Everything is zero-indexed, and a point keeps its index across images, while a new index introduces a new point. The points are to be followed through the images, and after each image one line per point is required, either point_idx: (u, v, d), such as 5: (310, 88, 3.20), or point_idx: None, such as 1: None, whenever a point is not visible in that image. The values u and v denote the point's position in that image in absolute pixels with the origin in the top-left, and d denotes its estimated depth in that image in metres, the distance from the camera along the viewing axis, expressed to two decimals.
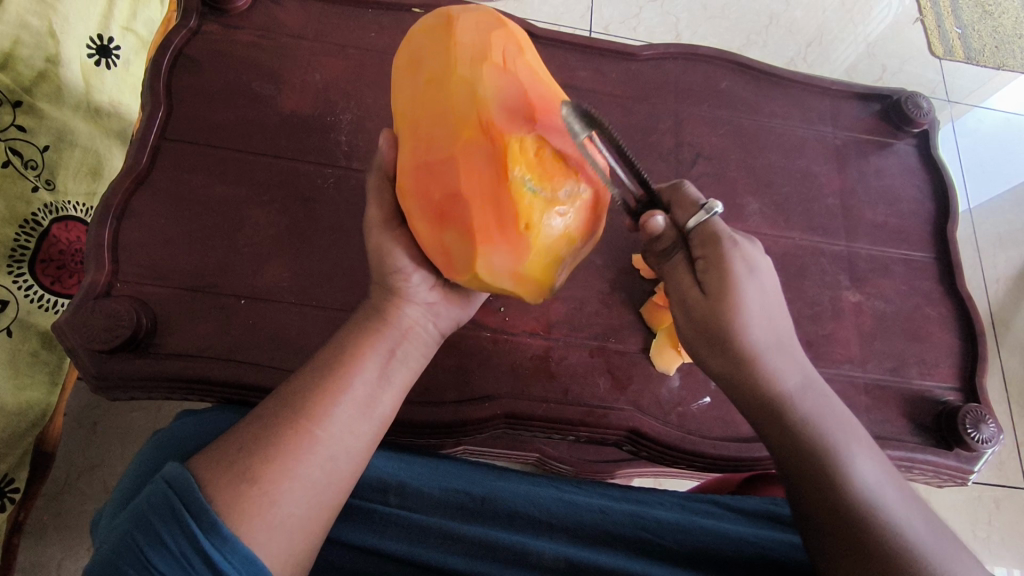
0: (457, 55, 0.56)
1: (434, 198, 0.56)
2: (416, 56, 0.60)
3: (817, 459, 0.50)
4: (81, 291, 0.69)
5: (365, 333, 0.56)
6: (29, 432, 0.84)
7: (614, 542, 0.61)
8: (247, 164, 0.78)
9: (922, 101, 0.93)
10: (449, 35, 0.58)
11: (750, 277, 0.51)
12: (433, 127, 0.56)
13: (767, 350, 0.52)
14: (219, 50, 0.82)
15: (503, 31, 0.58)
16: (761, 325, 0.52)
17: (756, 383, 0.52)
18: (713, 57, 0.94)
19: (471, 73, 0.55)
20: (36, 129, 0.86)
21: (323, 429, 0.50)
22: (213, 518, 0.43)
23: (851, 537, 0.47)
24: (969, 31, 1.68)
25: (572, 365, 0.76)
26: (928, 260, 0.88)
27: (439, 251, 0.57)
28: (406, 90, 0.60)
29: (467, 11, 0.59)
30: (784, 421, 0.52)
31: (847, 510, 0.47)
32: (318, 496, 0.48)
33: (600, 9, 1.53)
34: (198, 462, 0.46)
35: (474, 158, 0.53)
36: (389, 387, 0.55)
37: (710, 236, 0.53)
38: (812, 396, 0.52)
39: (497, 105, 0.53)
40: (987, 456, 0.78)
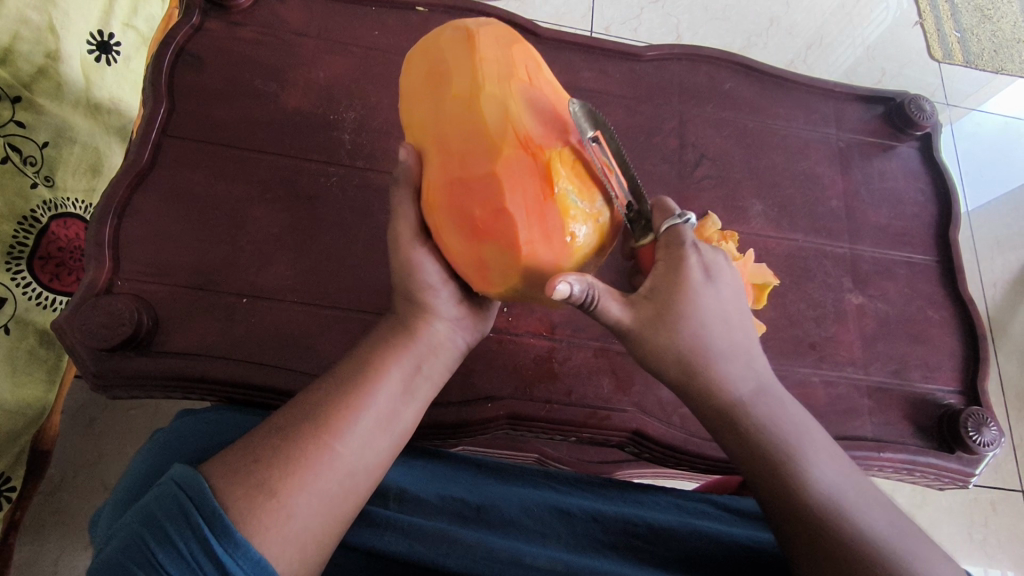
0: (483, 70, 0.55)
1: (470, 213, 0.54)
2: (433, 69, 0.58)
3: (775, 460, 0.50)
4: (82, 289, 0.68)
5: (392, 348, 0.57)
6: (26, 430, 0.84)
7: (614, 542, 0.60)
8: (250, 162, 0.77)
9: (925, 104, 0.93)
10: (472, 50, 0.56)
11: (703, 284, 0.53)
12: (465, 142, 0.54)
13: (719, 356, 0.53)
14: (222, 47, 0.81)
15: (522, 47, 0.58)
16: (717, 331, 0.53)
17: (711, 388, 0.53)
18: (717, 58, 0.94)
19: (503, 89, 0.54)
20: (35, 124, 0.85)
21: (342, 444, 0.50)
22: (227, 524, 0.43)
23: (811, 532, 0.47)
24: (968, 35, 1.68)
25: (575, 366, 0.76)
26: (930, 263, 0.88)
27: (472, 265, 0.56)
28: (425, 105, 0.58)
29: (483, 26, 0.59)
30: (738, 424, 0.52)
31: (809, 507, 0.48)
32: (332, 509, 0.48)
33: (601, 9, 1.53)
34: (213, 469, 0.46)
35: (514, 172, 0.52)
36: (410, 403, 0.56)
37: (674, 240, 0.54)
38: (768, 402, 0.53)
39: (532, 120, 0.54)
40: (988, 459, 0.78)
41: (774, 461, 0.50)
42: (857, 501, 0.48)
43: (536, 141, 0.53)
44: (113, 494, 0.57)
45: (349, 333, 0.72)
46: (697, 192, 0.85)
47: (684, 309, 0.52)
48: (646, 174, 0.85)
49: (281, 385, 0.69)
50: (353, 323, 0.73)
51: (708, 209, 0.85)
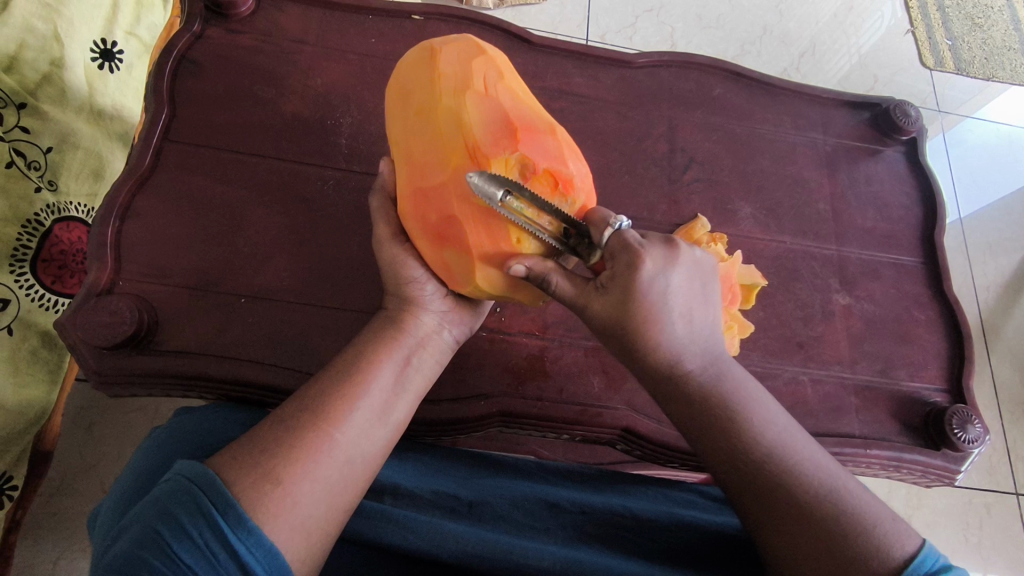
0: (440, 85, 0.60)
1: (431, 220, 0.59)
2: (402, 88, 0.64)
3: (723, 427, 0.51)
4: (84, 290, 0.70)
5: (384, 343, 0.59)
6: (28, 430, 0.85)
7: (608, 533, 0.62)
8: (248, 166, 0.79)
9: (910, 110, 0.95)
10: (433, 68, 0.61)
11: (654, 279, 0.52)
12: (425, 154, 0.59)
13: (671, 340, 0.53)
14: (222, 55, 0.83)
15: (482, 57, 0.62)
16: (668, 318, 0.53)
17: (661, 365, 0.54)
18: (707, 65, 0.96)
19: (456, 101, 0.58)
20: (39, 130, 0.87)
21: (341, 432, 0.51)
22: (240, 511, 0.44)
23: (760, 504, 0.48)
24: (959, 43, 1.71)
25: (566, 365, 0.77)
26: (916, 264, 0.89)
27: (439, 266, 0.61)
28: (396, 121, 0.63)
29: (447, 44, 0.63)
30: (688, 399, 0.53)
31: (758, 478, 0.48)
32: (337, 497, 0.49)
33: (596, 18, 1.56)
34: (219, 461, 0.47)
35: (464, 182, 0.57)
36: (402, 395, 0.57)
37: (618, 245, 0.53)
38: (717, 378, 0.53)
39: (480, 128, 0.57)
40: (974, 456, 0.79)
41: (725, 433, 0.51)
42: (806, 467, 0.48)
43: (483, 150, 0.56)
44: (113, 491, 0.59)
45: (345, 331, 0.74)
46: (688, 195, 0.87)
47: (633, 300, 0.52)
48: (637, 177, 0.87)
49: (277, 383, 0.70)
50: (348, 322, 0.74)
51: (698, 211, 0.87)
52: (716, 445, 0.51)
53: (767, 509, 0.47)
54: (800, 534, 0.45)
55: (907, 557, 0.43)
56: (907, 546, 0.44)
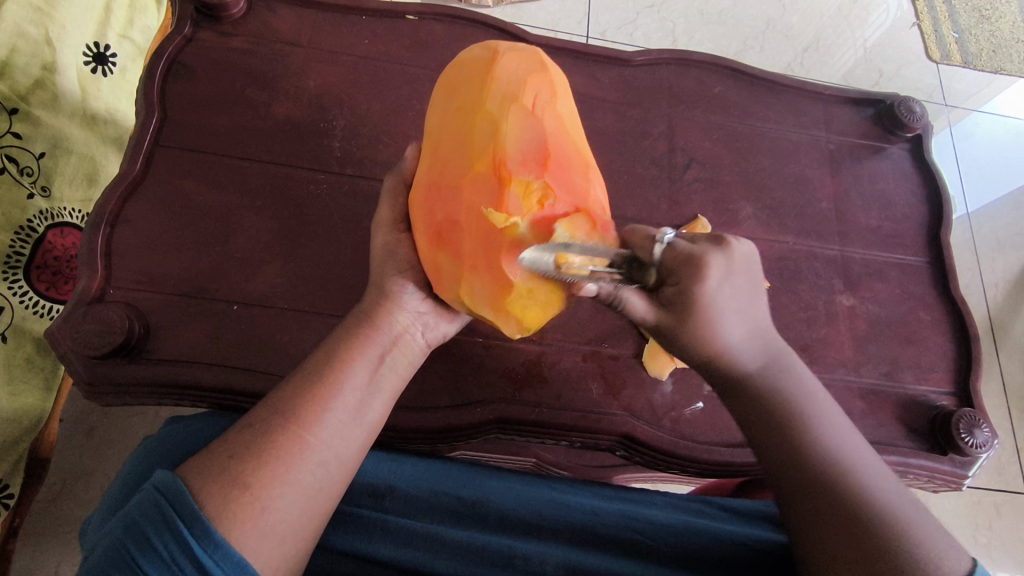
0: (490, 88, 0.58)
1: (436, 219, 0.58)
2: (454, 81, 0.63)
3: (785, 425, 0.52)
4: (74, 297, 0.69)
5: (357, 340, 0.57)
6: (24, 437, 0.84)
7: (605, 542, 0.61)
8: (240, 170, 0.78)
9: (915, 106, 0.93)
10: (489, 70, 0.59)
11: (717, 290, 0.51)
12: (452, 154, 0.58)
13: (735, 345, 0.53)
14: (214, 57, 0.82)
15: (541, 73, 0.60)
16: (728, 320, 0.52)
17: (730, 364, 0.54)
18: (707, 63, 0.94)
19: (499, 110, 0.57)
20: (31, 136, 0.86)
21: (314, 434, 0.51)
22: (205, 523, 0.44)
23: (816, 501, 0.48)
24: (966, 35, 1.68)
25: (564, 371, 0.76)
26: (922, 264, 0.88)
27: (430, 266, 0.59)
28: (437, 114, 0.63)
29: (513, 49, 0.61)
30: (756, 395, 0.53)
31: (816, 479, 0.49)
32: (310, 500, 0.49)
33: (597, 15, 1.54)
34: (188, 469, 0.47)
35: (478, 191, 0.56)
36: (377, 395, 0.56)
37: (674, 260, 0.51)
38: (781, 376, 0.54)
39: (514, 145, 0.56)
40: (982, 461, 0.77)
41: (788, 433, 0.51)
42: (864, 474, 0.49)
43: (510, 167, 0.55)
44: (102, 501, 0.59)
45: None
46: (688, 196, 0.86)
47: (698, 312, 0.51)
48: (636, 178, 0.86)
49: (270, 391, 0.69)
50: None
51: (698, 212, 0.85)
52: (774, 447, 0.52)
53: (823, 508, 0.48)
54: (849, 537, 0.46)
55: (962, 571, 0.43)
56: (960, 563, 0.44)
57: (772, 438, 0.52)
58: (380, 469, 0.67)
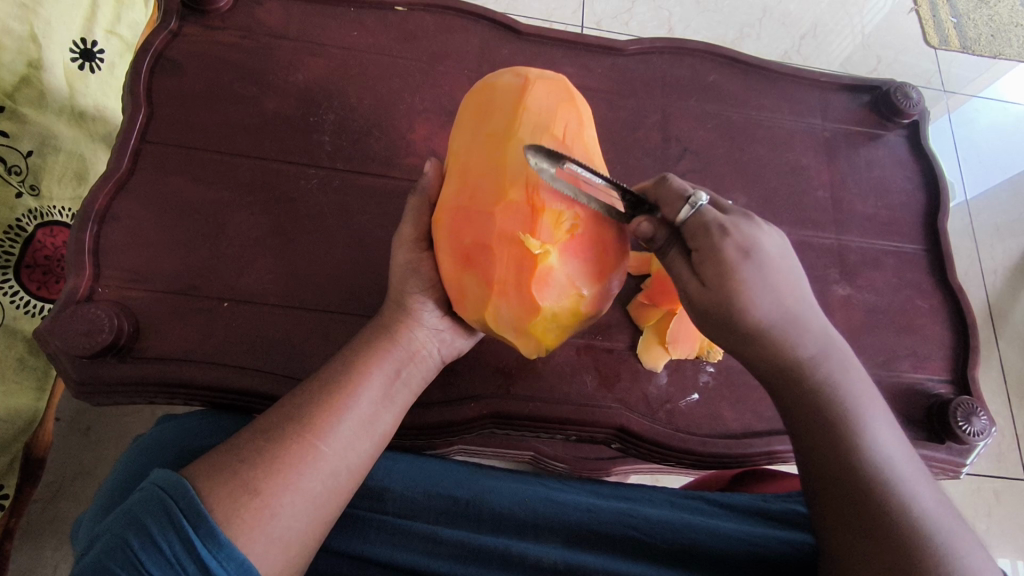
0: (522, 116, 0.58)
1: (464, 240, 0.57)
2: (483, 105, 0.62)
3: (836, 424, 0.49)
4: (62, 297, 0.68)
5: (374, 352, 0.57)
6: (19, 436, 0.84)
7: (602, 540, 0.61)
8: (229, 166, 0.77)
9: (912, 91, 0.92)
10: (521, 97, 0.60)
11: (743, 262, 0.49)
12: (482, 179, 0.58)
13: (774, 325, 0.50)
14: (201, 52, 0.81)
15: (569, 106, 0.61)
16: (761, 301, 0.49)
17: (778, 355, 0.51)
18: (701, 51, 0.93)
19: (532, 138, 0.57)
20: (19, 133, 0.85)
21: (327, 444, 0.51)
22: (211, 523, 0.44)
23: (862, 505, 0.47)
24: (964, 20, 1.67)
25: (559, 364, 0.75)
26: (919, 252, 0.87)
27: (455, 287, 0.59)
28: (463, 139, 0.62)
29: (542, 78, 0.62)
30: (808, 393, 0.51)
31: (862, 481, 0.47)
32: (318, 509, 0.49)
33: (591, 5, 1.52)
34: (196, 471, 0.47)
35: (510, 219, 0.55)
36: (390, 406, 0.56)
37: (702, 227, 0.50)
38: (829, 361, 0.51)
39: (547, 171, 0.56)
40: (980, 449, 0.76)
41: (839, 444, 0.49)
42: (908, 489, 0.47)
43: (543, 195, 0.55)
44: (95, 501, 0.58)
45: (331, 335, 0.72)
46: None
47: (731, 280, 0.49)
48: (630, 169, 0.85)
49: (263, 388, 0.69)
50: (333, 325, 0.73)
51: None
52: (823, 451, 0.50)
53: (853, 519, 0.47)
54: (887, 554, 0.44)
55: None
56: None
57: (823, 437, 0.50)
58: (379, 467, 0.66)
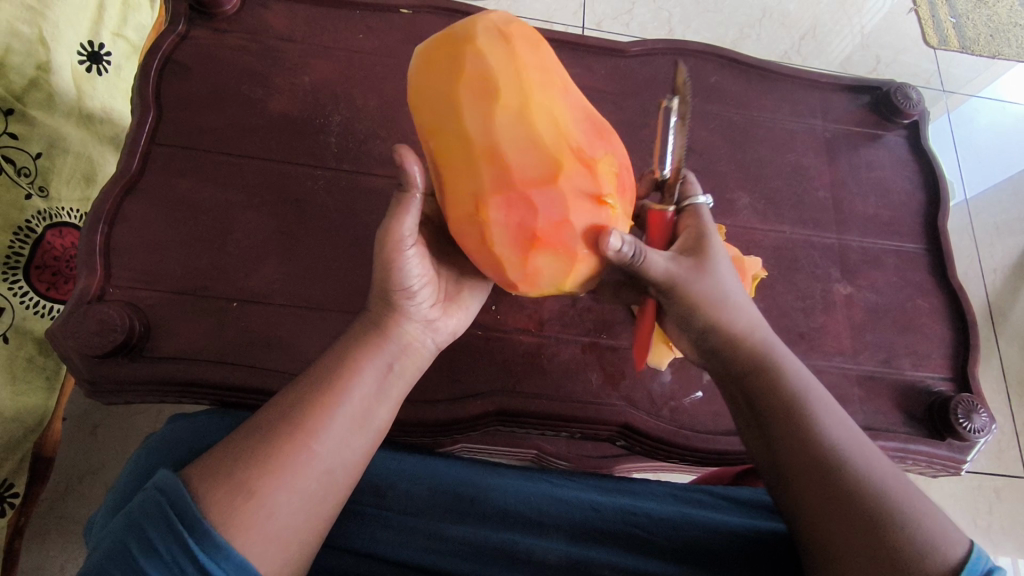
0: (525, 76, 0.56)
1: (528, 222, 0.55)
2: (466, 69, 0.56)
3: (796, 403, 0.54)
4: (74, 297, 0.69)
5: (366, 346, 0.58)
6: (27, 437, 0.85)
7: (603, 538, 0.62)
8: (236, 167, 0.78)
9: (912, 92, 0.93)
10: (512, 54, 0.56)
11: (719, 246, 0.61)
12: (519, 152, 0.55)
13: (739, 307, 0.59)
14: (208, 55, 0.82)
15: (546, 51, 0.60)
16: (725, 275, 0.59)
17: (741, 337, 0.59)
18: (703, 52, 0.94)
19: (546, 96, 0.56)
20: (28, 136, 0.86)
21: (320, 443, 0.51)
22: (206, 525, 0.44)
23: (825, 486, 0.49)
24: (963, 20, 1.68)
25: (563, 362, 0.76)
26: (919, 251, 0.88)
27: (524, 269, 0.57)
28: (465, 106, 0.55)
29: (510, 28, 0.59)
30: (768, 374, 0.56)
31: (826, 453, 0.51)
32: (314, 506, 0.50)
33: (592, 6, 1.53)
34: (193, 472, 0.47)
35: (574, 181, 0.55)
36: (382, 402, 0.57)
37: (694, 219, 0.62)
38: (782, 353, 0.59)
39: (576, 131, 0.57)
40: (980, 446, 0.77)
41: (801, 419, 0.53)
42: (867, 461, 0.51)
43: (587, 152, 0.56)
44: (108, 497, 0.59)
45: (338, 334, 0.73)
46: None
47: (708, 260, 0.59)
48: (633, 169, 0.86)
49: (271, 387, 0.70)
50: (340, 324, 0.74)
51: None
52: (787, 428, 0.53)
53: (823, 488, 0.49)
54: (856, 524, 0.46)
55: (959, 560, 0.44)
56: (958, 550, 0.44)
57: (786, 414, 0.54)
58: (383, 465, 0.67)
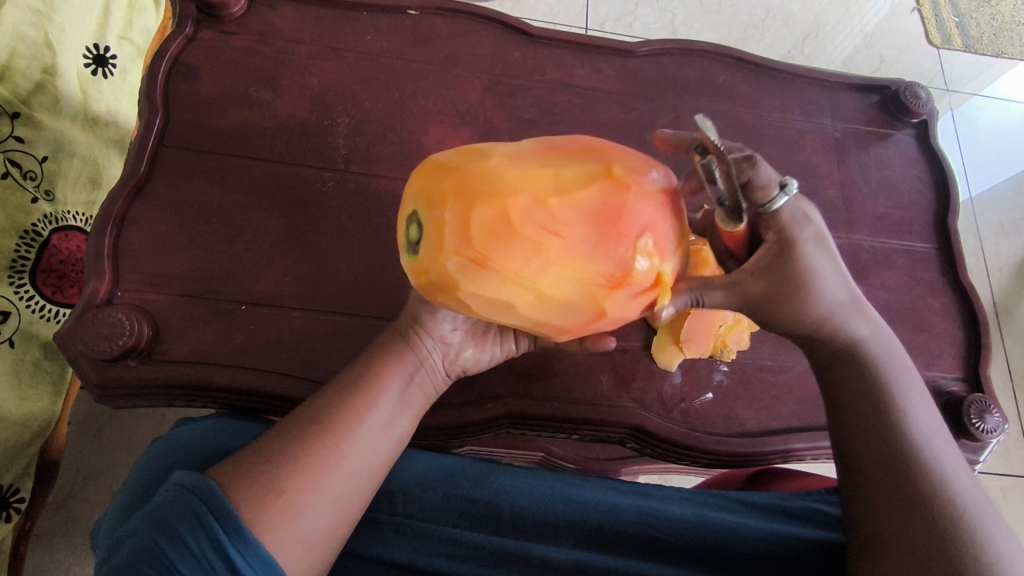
0: (525, 266, 0.46)
1: (603, 328, 0.54)
2: (463, 292, 0.48)
3: (883, 397, 0.54)
4: (83, 300, 0.69)
5: (389, 357, 0.57)
6: (33, 442, 0.84)
7: (620, 541, 0.62)
8: (244, 170, 0.78)
9: (920, 91, 0.93)
10: (497, 248, 0.46)
11: (818, 250, 0.50)
12: (564, 314, 0.50)
13: (838, 312, 0.53)
14: (215, 57, 0.82)
15: (515, 193, 0.46)
16: (823, 288, 0.51)
17: (837, 334, 0.54)
18: (710, 52, 0.94)
19: (554, 264, 0.47)
20: (34, 139, 0.87)
21: (349, 444, 0.52)
22: (238, 522, 0.45)
23: (897, 477, 0.51)
24: (966, 19, 1.68)
25: (575, 364, 0.75)
26: (930, 250, 0.87)
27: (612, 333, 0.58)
28: (486, 313, 0.50)
29: (467, 205, 0.46)
30: (857, 367, 0.55)
31: (904, 454, 0.52)
32: (341, 508, 0.51)
33: (595, 7, 1.53)
34: (223, 471, 0.48)
35: (623, 302, 0.50)
36: (407, 409, 0.57)
37: (779, 223, 0.49)
38: (881, 344, 0.55)
39: (595, 262, 0.47)
40: (994, 446, 0.77)
41: (883, 416, 0.53)
42: (948, 464, 0.51)
43: (619, 275, 0.48)
44: (115, 503, 0.59)
45: (348, 338, 0.73)
46: None
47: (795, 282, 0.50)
48: None
49: (282, 390, 0.70)
50: (350, 328, 0.73)
51: None
52: (864, 425, 0.54)
53: (895, 488, 0.51)
54: (918, 526, 0.49)
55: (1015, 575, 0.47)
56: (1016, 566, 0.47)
57: (870, 408, 0.54)
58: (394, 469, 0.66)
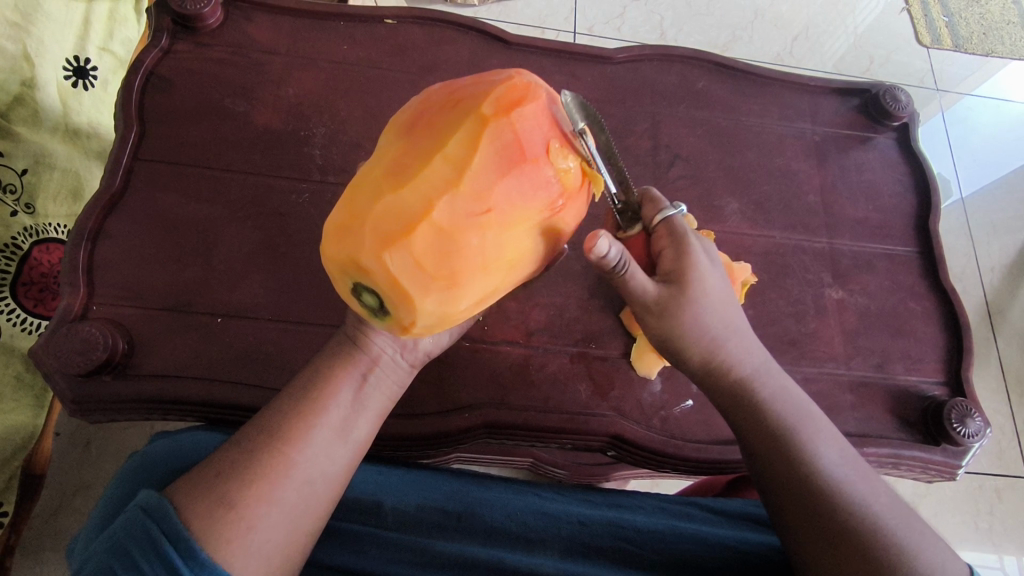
0: (488, 257, 0.49)
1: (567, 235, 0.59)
2: (448, 311, 0.51)
3: (781, 432, 0.55)
4: (57, 315, 0.69)
5: (340, 359, 0.57)
6: (16, 456, 0.84)
7: (592, 552, 0.61)
8: (220, 182, 0.78)
9: (900, 94, 0.93)
10: (454, 262, 0.48)
11: (708, 268, 0.57)
12: (537, 256, 0.54)
13: (726, 338, 0.58)
14: (191, 69, 0.82)
15: (430, 211, 0.47)
16: (716, 306, 0.57)
17: (727, 369, 0.58)
18: (690, 57, 0.93)
19: (505, 232, 0.49)
20: (13, 152, 0.86)
21: (300, 452, 0.51)
22: (190, 542, 0.45)
23: (809, 516, 0.52)
24: (956, 19, 1.67)
25: (552, 373, 0.75)
26: (911, 254, 0.87)
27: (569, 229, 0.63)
28: (478, 303, 0.53)
29: (399, 251, 0.46)
30: (751, 406, 0.57)
31: (813, 485, 0.52)
32: (296, 517, 0.50)
33: (583, 10, 1.53)
34: (176, 488, 0.48)
35: (572, 213, 0.55)
36: (363, 412, 0.56)
37: (669, 231, 0.57)
38: (770, 375, 0.58)
39: (531, 203, 0.50)
40: (976, 451, 0.77)
41: (788, 451, 0.54)
42: (859, 489, 0.52)
43: (556, 197, 0.52)
44: (89, 520, 0.58)
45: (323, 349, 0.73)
46: (673, 191, 0.85)
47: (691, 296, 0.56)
48: None
49: (255, 403, 0.69)
50: (325, 339, 0.73)
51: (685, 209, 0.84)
52: (776, 465, 0.54)
53: (813, 526, 0.51)
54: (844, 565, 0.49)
55: None
56: None
57: (773, 445, 0.55)
58: (368, 481, 0.67)
